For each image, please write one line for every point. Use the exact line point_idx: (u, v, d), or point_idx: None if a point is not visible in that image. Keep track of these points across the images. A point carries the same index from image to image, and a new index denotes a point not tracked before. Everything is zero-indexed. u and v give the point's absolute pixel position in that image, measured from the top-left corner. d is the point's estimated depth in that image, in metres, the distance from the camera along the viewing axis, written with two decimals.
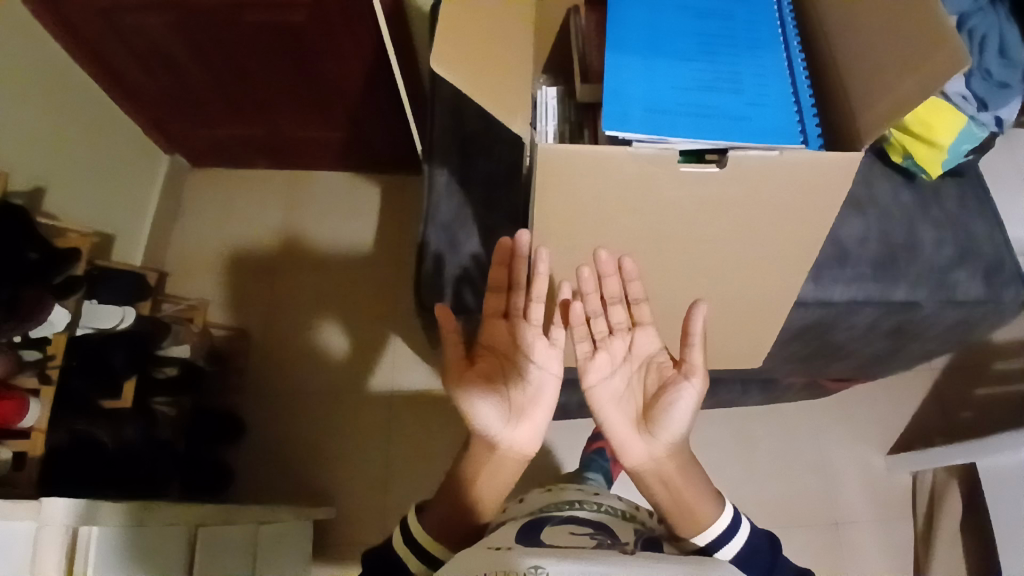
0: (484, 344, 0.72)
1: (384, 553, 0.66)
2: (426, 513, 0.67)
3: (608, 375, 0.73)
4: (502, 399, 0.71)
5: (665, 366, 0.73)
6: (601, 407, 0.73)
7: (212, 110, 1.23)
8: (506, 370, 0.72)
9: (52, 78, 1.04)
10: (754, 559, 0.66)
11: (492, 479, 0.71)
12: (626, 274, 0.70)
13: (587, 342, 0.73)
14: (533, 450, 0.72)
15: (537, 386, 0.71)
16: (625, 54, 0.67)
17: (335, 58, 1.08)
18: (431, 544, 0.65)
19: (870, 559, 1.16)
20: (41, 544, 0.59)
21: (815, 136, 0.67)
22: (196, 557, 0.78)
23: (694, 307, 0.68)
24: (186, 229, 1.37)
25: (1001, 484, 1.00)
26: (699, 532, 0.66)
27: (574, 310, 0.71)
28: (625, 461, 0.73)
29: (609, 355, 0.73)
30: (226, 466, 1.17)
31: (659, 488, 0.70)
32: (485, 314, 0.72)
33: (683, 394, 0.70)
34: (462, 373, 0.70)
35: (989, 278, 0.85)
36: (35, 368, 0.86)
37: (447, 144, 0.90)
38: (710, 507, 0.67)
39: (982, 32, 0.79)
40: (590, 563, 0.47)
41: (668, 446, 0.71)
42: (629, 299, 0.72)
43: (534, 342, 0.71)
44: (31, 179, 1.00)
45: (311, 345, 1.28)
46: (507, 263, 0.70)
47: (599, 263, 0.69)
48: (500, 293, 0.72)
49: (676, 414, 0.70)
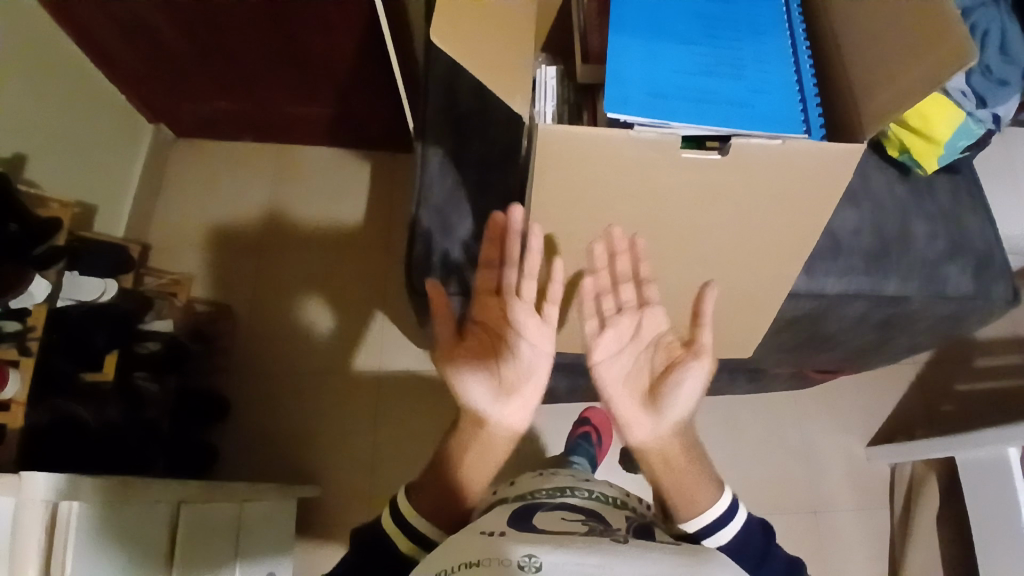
0: (476, 319, 0.71)
1: (377, 537, 0.64)
2: (416, 495, 0.64)
3: (615, 353, 0.72)
4: (490, 372, 0.70)
5: (673, 347, 0.72)
6: (605, 385, 0.72)
7: (199, 82, 1.20)
8: (498, 350, 0.71)
9: (35, 42, 1.01)
10: (747, 546, 0.62)
11: (481, 457, 0.68)
12: (637, 253, 0.70)
13: (595, 319, 0.73)
14: (522, 426, 0.71)
15: (529, 366, 0.70)
16: (625, 35, 0.65)
17: (328, 31, 1.05)
18: (426, 527, 0.62)
19: (848, 548, 1.18)
20: (20, 521, 0.56)
21: (818, 125, 0.66)
22: (178, 535, 0.77)
23: (705, 289, 0.71)
24: (170, 202, 1.34)
25: (980, 478, 1.02)
26: (693, 518, 0.61)
27: (585, 287, 0.72)
28: (631, 437, 0.70)
29: (616, 333, 0.72)
30: (210, 444, 1.15)
31: (660, 467, 0.66)
32: (477, 291, 0.71)
33: (691, 372, 0.70)
34: (451, 350, 0.70)
35: (978, 273, 0.85)
36: (13, 340, 0.84)
37: (442, 123, 0.88)
38: (708, 494, 0.63)
39: (983, 27, 0.77)
40: (584, 553, 0.45)
41: (675, 423, 0.69)
42: (638, 279, 0.72)
43: (525, 318, 0.69)
44: (13, 148, 0.97)
45: (297, 324, 1.26)
46: (499, 236, 0.70)
47: (613, 240, 0.69)
48: (492, 269, 0.71)
49: (683, 391, 0.69)
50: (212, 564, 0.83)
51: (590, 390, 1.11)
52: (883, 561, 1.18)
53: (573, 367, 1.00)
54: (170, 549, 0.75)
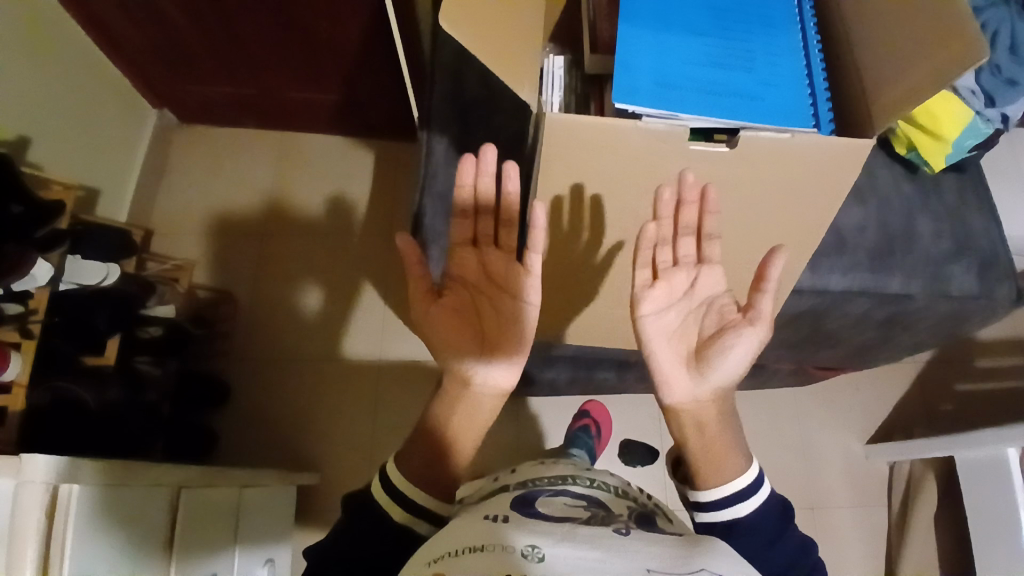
0: (452, 275, 0.67)
1: (363, 503, 0.60)
2: (405, 459, 0.61)
3: (664, 308, 0.64)
4: (472, 331, 0.66)
5: (727, 310, 0.66)
6: (650, 341, 0.64)
7: (204, 66, 1.19)
8: (478, 304, 0.67)
9: (40, 24, 1.00)
10: (764, 524, 0.58)
11: (468, 419, 0.65)
12: (708, 205, 0.63)
13: (648, 270, 0.64)
14: (511, 385, 0.67)
15: (511, 319, 0.66)
16: (636, 26, 0.65)
17: (334, 17, 1.05)
18: (414, 493, 0.58)
19: (844, 545, 1.18)
20: (21, 501, 0.55)
21: (827, 119, 0.66)
22: (178, 519, 0.77)
23: (774, 252, 0.61)
24: (173, 187, 1.34)
25: (978, 478, 1.02)
26: (716, 485, 0.60)
27: (646, 234, 0.62)
28: (665, 397, 0.64)
29: (668, 287, 0.64)
30: (209, 429, 1.16)
31: (693, 433, 0.63)
32: (453, 244, 0.67)
33: (743, 339, 0.64)
34: (428, 308, 0.67)
35: (983, 272, 0.85)
36: (14, 322, 0.84)
37: (448, 110, 0.88)
38: (735, 462, 0.61)
39: (993, 27, 0.76)
40: (586, 546, 0.43)
41: (716, 390, 0.64)
42: (702, 233, 0.65)
43: (507, 269, 0.66)
44: (17, 129, 0.97)
45: (298, 312, 1.26)
46: (471, 184, 0.66)
47: (683, 186, 0.62)
48: (466, 220, 0.67)
49: (732, 359, 0.63)
50: (212, 549, 0.83)
51: (590, 384, 1.11)
52: (879, 559, 1.18)
53: (574, 359, 1.01)
54: (170, 533, 0.75)
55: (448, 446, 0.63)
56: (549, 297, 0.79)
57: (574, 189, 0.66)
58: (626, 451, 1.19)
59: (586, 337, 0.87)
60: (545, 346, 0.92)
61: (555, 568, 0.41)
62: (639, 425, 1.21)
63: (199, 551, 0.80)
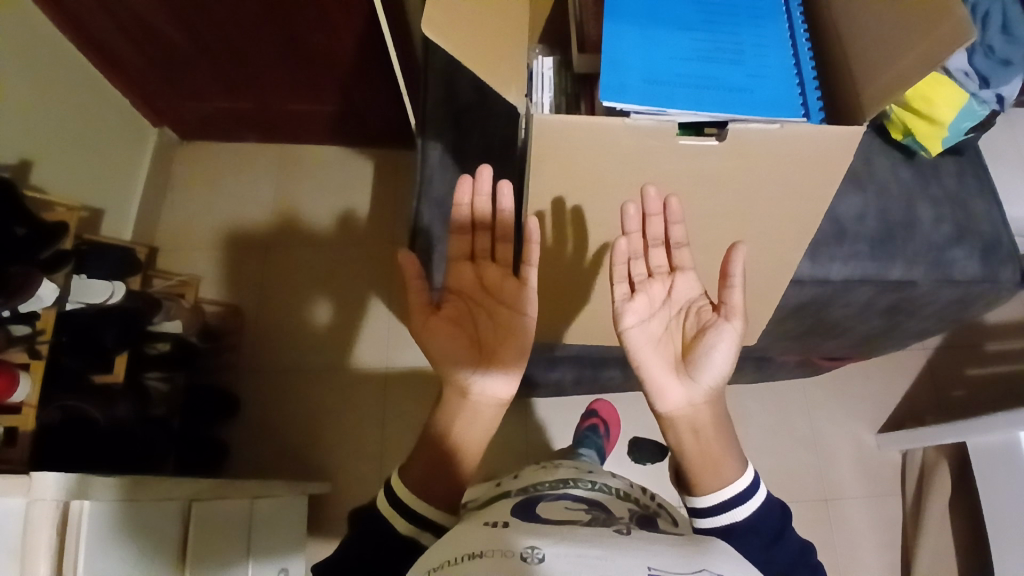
0: (450, 288, 0.68)
1: (367, 514, 0.60)
2: (407, 469, 0.62)
3: (647, 318, 0.65)
4: (471, 338, 0.67)
5: (704, 310, 0.66)
6: (638, 351, 0.64)
7: (200, 81, 1.20)
8: (475, 316, 0.67)
9: (37, 49, 1.01)
10: (765, 521, 0.59)
11: (470, 425, 0.65)
12: (671, 214, 0.64)
13: (625, 283, 0.65)
14: (510, 394, 0.67)
15: (508, 328, 0.66)
16: (624, 24, 0.65)
17: (327, 29, 1.05)
18: (412, 500, 0.59)
19: (860, 536, 1.18)
20: (31, 519, 0.56)
21: (816, 108, 0.66)
22: (189, 536, 0.77)
23: (735, 247, 0.62)
24: (175, 204, 1.35)
25: (992, 463, 1.01)
26: (714, 491, 0.60)
27: (618, 249, 0.63)
28: (659, 407, 0.64)
29: (647, 298, 0.65)
30: (219, 442, 1.16)
31: (688, 437, 0.62)
32: (450, 257, 0.69)
33: (723, 336, 0.63)
34: (427, 319, 0.67)
35: (985, 257, 0.84)
36: (23, 344, 0.84)
37: (442, 116, 0.88)
38: (733, 464, 0.61)
39: (984, 8, 0.76)
40: (586, 547, 0.43)
41: (708, 391, 0.64)
42: (670, 243, 0.67)
43: (503, 281, 0.67)
44: (19, 153, 0.98)
45: (302, 324, 1.27)
46: (468, 202, 0.68)
47: (646, 201, 0.64)
48: (463, 234, 0.69)
49: (716, 359, 0.63)
50: (223, 560, 0.83)
51: (596, 384, 1.12)
52: (895, 550, 1.17)
53: (578, 358, 1.01)
54: (181, 548, 0.76)
55: (451, 453, 0.63)
56: (548, 299, 0.80)
57: (557, 202, 0.68)
58: (635, 449, 1.19)
59: (588, 338, 0.87)
60: (548, 348, 0.92)
61: (555, 569, 0.41)
62: (646, 422, 1.21)
63: (210, 563, 0.80)
